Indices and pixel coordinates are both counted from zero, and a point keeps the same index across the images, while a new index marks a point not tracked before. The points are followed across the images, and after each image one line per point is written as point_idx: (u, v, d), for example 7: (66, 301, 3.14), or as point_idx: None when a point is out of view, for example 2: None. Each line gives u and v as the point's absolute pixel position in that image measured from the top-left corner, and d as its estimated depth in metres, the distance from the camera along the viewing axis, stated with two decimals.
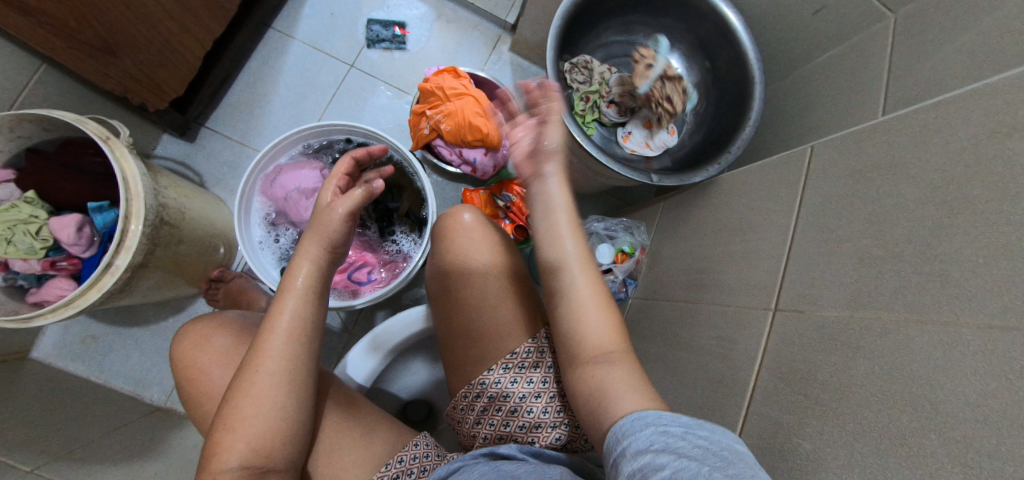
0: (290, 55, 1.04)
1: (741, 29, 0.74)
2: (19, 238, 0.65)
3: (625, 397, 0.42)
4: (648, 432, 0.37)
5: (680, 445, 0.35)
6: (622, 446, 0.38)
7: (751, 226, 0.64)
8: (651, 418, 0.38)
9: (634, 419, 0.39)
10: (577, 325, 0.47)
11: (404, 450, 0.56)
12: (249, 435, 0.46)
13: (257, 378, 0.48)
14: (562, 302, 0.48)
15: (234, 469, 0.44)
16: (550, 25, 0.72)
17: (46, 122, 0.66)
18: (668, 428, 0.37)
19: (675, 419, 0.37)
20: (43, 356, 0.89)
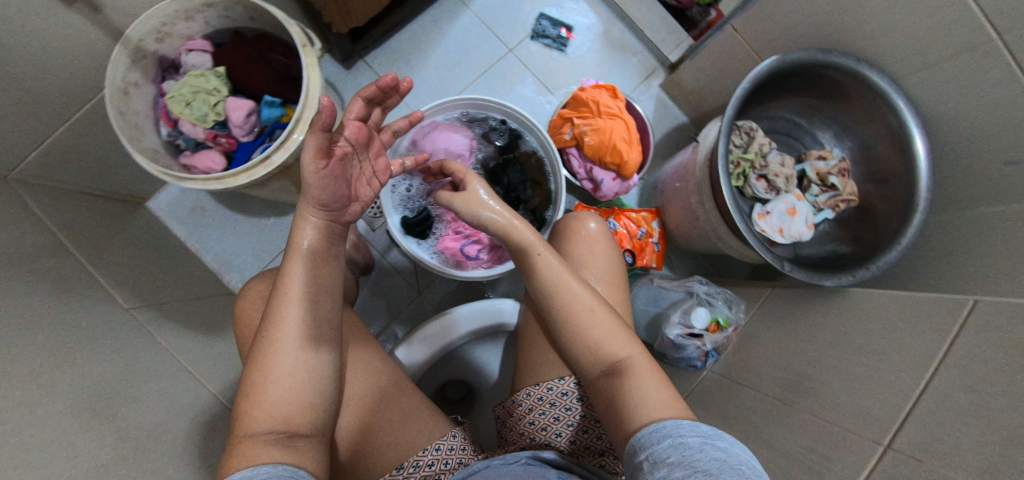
0: (459, 20, 1.06)
1: (924, 156, 0.71)
2: (198, 104, 0.70)
3: (647, 405, 0.47)
4: (668, 442, 0.42)
5: (695, 456, 0.39)
6: (641, 455, 0.43)
7: (875, 354, 0.62)
8: (669, 429, 0.43)
9: (651, 430, 0.44)
10: (596, 338, 0.53)
11: (442, 439, 0.64)
12: (283, 396, 0.45)
13: (275, 345, 0.46)
14: (573, 325, 0.55)
15: (264, 432, 0.43)
16: (737, 86, 0.72)
17: (254, 10, 0.70)
18: (684, 439, 0.41)
19: (693, 431, 0.42)
20: (157, 210, 0.96)
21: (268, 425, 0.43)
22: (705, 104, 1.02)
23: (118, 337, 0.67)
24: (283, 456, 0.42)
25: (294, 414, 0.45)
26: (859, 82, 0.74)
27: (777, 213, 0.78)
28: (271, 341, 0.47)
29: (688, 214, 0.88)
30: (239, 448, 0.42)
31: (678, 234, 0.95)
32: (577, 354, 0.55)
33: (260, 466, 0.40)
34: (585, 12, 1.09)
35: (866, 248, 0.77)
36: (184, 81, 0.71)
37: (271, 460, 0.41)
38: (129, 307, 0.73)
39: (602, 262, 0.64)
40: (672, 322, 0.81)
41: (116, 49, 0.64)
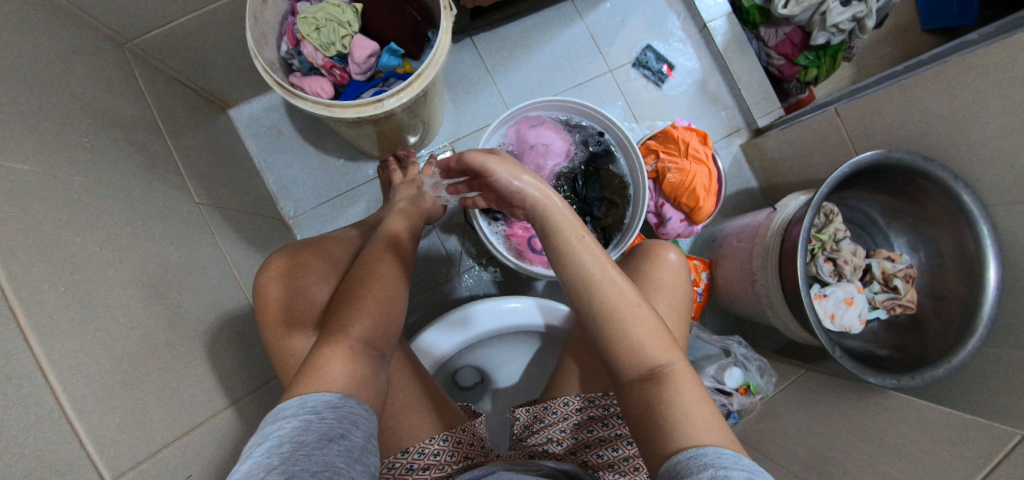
0: (571, 29, 1.08)
1: (994, 287, 0.71)
2: (327, 32, 0.71)
3: (694, 422, 0.44)
4: (708, 472, 0.39)
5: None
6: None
7: (908, 457, 0.62)
8: (710, 458, 0.40)
9: (690, 457, 0.41)
10: (637, 342, 0.50)
11: (453, 431, 0.64)
12: (370, 329, 0.55)
13: (372, 284, 0.60)
14: (617, 325, 0.50)
15: (357, 342, 0.53)
16: (837, 166, 0.73)
17: None
18: (729, 472, 0.39)
19: (738, 465, 0.39)
20: (236, 120, 0.97)
21: (359, 339, 0.53)
22: (781, 176, 1.04)
23: (186, 227, 0.67)
24: (365, 360, 0.52)
25: (379, 342, 0.56)
26: (949, 198, 0.75)
27: (834, 298, 0.79)
28: (363, 286, 0.59)
29: (743, 273, 0.89)
30: (333, 351, 0.51)
31: (724, 291, 0.96)
32: (608, 354, 0.51)
33: (347, 398, 0.47)
34: (690, 56, 1.11)
35: (909, 359, 0.78)
36: (320, 7, 0.72)
37: (357, 361, 0.51)
38: (199, 202, 0.73)
39: (678, 290, 0.70)
40: (705, 373, 0.81)
41: None
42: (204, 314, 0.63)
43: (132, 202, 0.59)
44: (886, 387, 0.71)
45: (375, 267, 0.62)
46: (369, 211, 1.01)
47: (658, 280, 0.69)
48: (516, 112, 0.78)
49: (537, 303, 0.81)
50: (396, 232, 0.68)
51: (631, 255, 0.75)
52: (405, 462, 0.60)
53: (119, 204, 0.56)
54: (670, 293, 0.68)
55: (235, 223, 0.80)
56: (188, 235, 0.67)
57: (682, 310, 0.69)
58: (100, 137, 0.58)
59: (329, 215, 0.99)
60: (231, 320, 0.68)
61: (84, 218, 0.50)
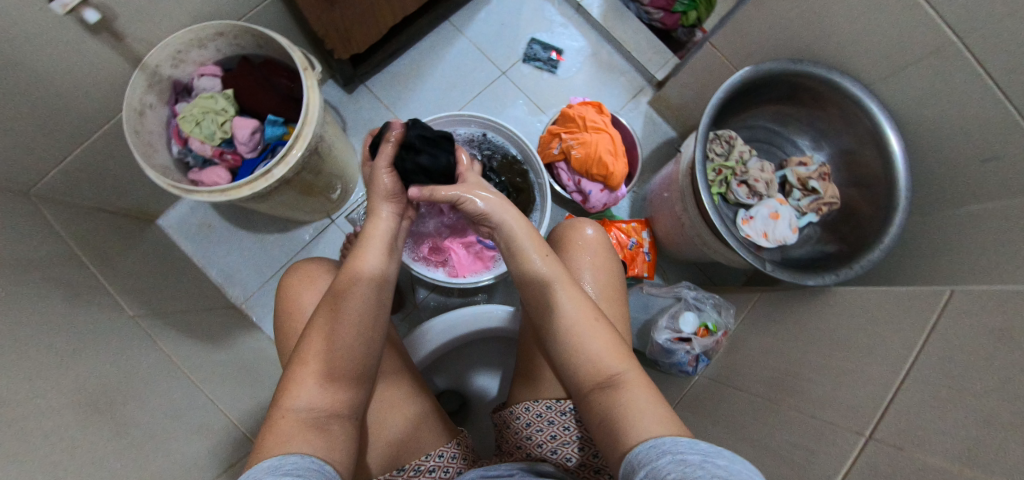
0: (455, 46, 1.12)
1: (901, 158, 0.73)
2: (206, 124, 0.76)
3: (645, 420, 0.47)
4: (666, 458, 0.41)
5: (694, 470, 0.38)
6: (640, 473, 0.42)
7: (859, 346, 0.61)
8: (668, 446, 0.42)
9: (649, 447, 0.44)
10: (593, 351, 0.54)
11: (447, 447, 0.64)
12: (321, 391, 0.50)
13: (322, 340, 0.52)
14: (572, 336, 0.55)
15: (299, 411, 0.48)
16: (713, 94, 0.75)
17: (261, 38, 0.77)
18: (685, 457, 0.40)
19: (692, 448, 0.41)
20: (166, 227, 1.01)
21: (306, 409, 0.48)
22: (691, 118, 1.06)
23: (124, 338, 0.69)
24: (309, 436, 0.47)
25: (331, 403, 0.50)
26: (832, 90, 0.77)
27: (761, 216, 0.80)
28: (316, 346, 0.52)
29: (674, 222, 0.91)
30: (277, 419, 0.48)
31: (667, 243, 0.98)
32: (570, 365, 0.55)
33: (288, 455, 0.43)
34: (574, 36, 1.15)
35: (843, 250, 0.78)
36: (195, 103, 0.77)
37: (301, 443, 0.45)
38: (134, 314, 0.75)
39: (603, 270, 0.71)
40: (661, 327, 0.82)
41: (134, 73, 0.71)
42: (156, 415, 0.64)
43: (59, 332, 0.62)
44: (828, 285, 0.71)
45: (346, 300, 0.54)
46: None
47: (580, 268, 0.70)
48: None
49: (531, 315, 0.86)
50: (359, 275, 0.57)
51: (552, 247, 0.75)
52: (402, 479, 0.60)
53: (54, 329, 0.58)
54: (600, 280, 0.69)
55: (179, 322, 0.83)
56: (127, 339, 0.70)
57: (616, 283, 0.71)
58: (26, 269, 0.61)
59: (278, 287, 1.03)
60: (188, 412, 0.70)
61: (22, 348, 0.52)
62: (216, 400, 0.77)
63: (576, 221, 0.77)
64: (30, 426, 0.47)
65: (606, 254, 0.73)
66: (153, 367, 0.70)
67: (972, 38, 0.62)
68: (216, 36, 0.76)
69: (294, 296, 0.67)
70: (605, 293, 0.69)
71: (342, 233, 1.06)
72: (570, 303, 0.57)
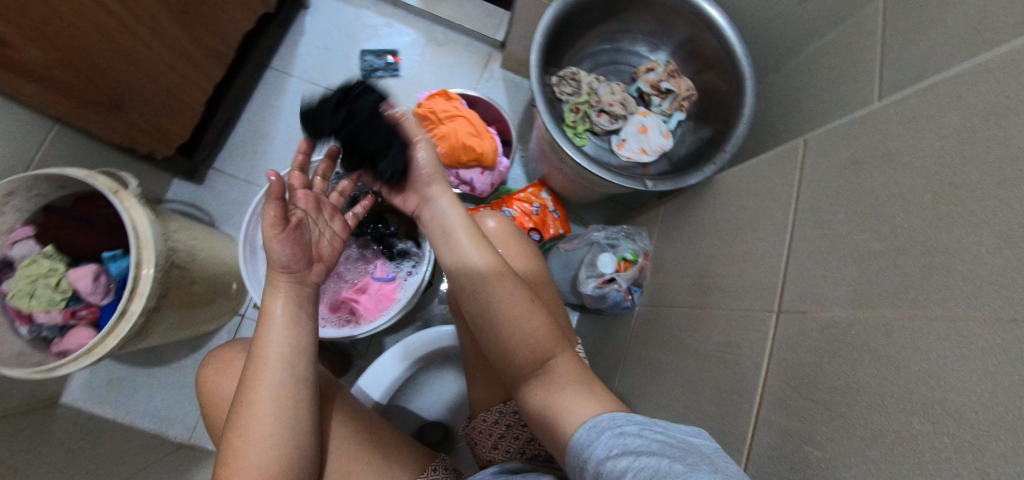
0: (288, 92, 1.05)
1: (728, 28, 0.73)
2: (41, 290, 0.68)
3: (576, 407, 0.47)
4: (606, 436, 0.42)
5: (637, 443, 0.40)
6: (583, 456, 0.43)
7: (749, 226, 0.62)
8: (606, 422, 0.44)
9: (589, 426, 0.45)
10: (527, 342, 0.52)
11: (424, 476, 0.63)
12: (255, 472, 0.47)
13: (255, 409, 0.49)
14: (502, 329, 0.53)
15: None
16: (533, 41, 0.71)
17: (56, 179, 0.69)
18: (623, 429, 0.42)
19: (629, 419, 0.43)
20: (73, 401, 0.93)
21: None
22: None
23: None
24: None
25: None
26: None
27: (631, 136, 0.80)
28: (251, 411, 0.48)
29: (562, 173, 0.89)
30: None
31: (568, 194, 0.97)
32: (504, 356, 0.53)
33: None
34: (402, 31, 1.10)
35: (715, 130, 0.78)
36: (18, 275, 0.69)
37: None
38: None
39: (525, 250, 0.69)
40: (584, 278, 0.81)
41: None
42: None
43: None
44: (711, 176, 0.72)
45: (262, 347, 0.51)
46: None
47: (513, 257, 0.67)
48: (251, 225, 0.78)
49: None
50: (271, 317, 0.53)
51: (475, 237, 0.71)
52: None
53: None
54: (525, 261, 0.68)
55: None
56: None
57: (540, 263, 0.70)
58: None
59: None
60: None
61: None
62: None
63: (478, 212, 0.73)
64: None
65: (516, 241, 0.69)
66: None
67: None
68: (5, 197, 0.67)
69: (215, 387, 0.62)
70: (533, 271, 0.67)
71: (258, 323, 1.00)
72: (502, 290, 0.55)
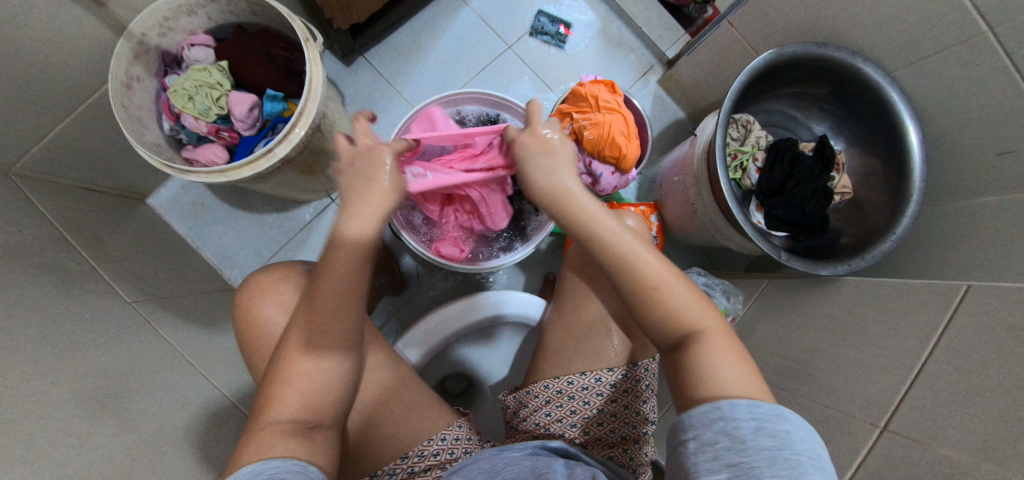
0: (459, 17, 1.06)
1: (918, 147, 0.72)
2: (200, 98, 0.70)
3: (721, 375, 0.43)
4: (719, 426, 0.38)
5: (750, 449, 0.36)
6: (686, 433, 0.40)
7: (869, 336, 0.62)
8: (723, 410, 0.39)
9: (702, 407, 0.40)
10: (672, 312, 0.47)
11: (449, 429, 0.62)
12: (298, 395, 0.46)
13: (295, 338, 0.47)
14: (650, 305, 0.47)
15: (281, 422, 0.44)
16: (736, 77, 0.73)
17: (256, 5, 0.71)
18: (738, 425, 0.38)
19: (748, 416, 0.38)
20: (157, 206, 0.97)
21: (290, 416, 0.44)
22: (702, 99, 1.04)
23: (123, 325, 0.66)
24: (294, 446, 0.43)
25: (309, 407, 0.46)
26: (854, 75, 0.76)
27: (777, 205, 0.79)
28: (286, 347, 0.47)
29: (686, 207, 0.90)
30: (258, 436, 0.43)
31: (676, 227, 0.97)
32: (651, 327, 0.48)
33: (269, 459, 0.40)
34: (583, 9, 1.10)
35: (858, 238, 0.78)
36: (186, 75, 0.71)
37: (286, 457, 0.41)
38: (131, 300, 0.72)
39: None
40: None
41: (118, 42, 0.66)
42: (166, 407, 0.63)
43: (69, 317, 0.59)
44: (840, 274, 0.72)
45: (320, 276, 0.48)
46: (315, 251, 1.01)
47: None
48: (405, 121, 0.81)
49: (535, 301, 0.84)
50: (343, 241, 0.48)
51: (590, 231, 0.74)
52: (405, 467, 0.58)
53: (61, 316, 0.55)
54: None
55: (179, 307, 0.80)
56: (127, 324, 0.67)
57: None
58: (16, 260, 0.57)
59: None
60: (192, 401, 0.68)
61: (24, 342, 0.50)
62: (219, 386, 0.76)
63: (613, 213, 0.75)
64: (42, 427, 0.45)
65: None
66: (157, 356, 0.68)
67: (1001, 29, 0.61)
68: (207, 1, 0.70)
69: (258, 309, 0.59)
70: None
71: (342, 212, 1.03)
72: (634, 259, 0.48)
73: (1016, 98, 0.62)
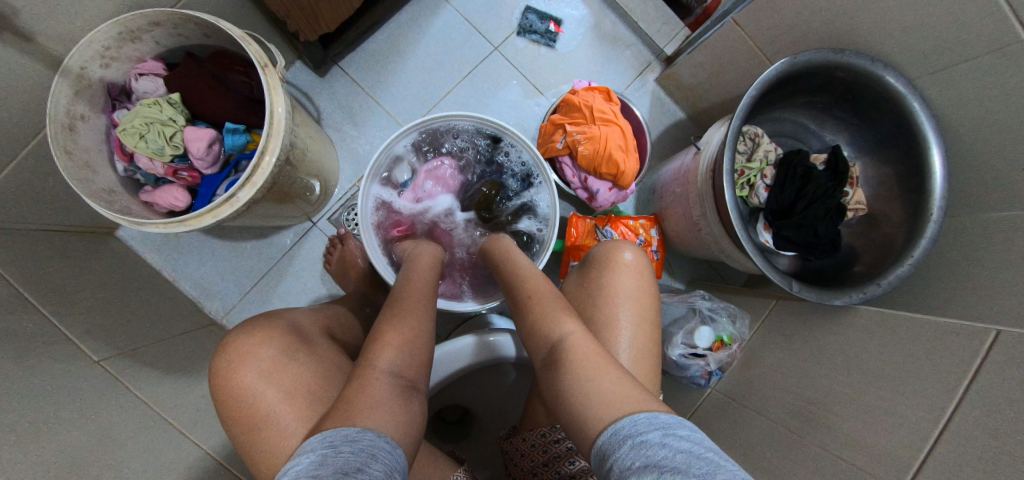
0: (440, 17, 0.98)
1: (940, 162, 0.66)
2: (153, 137, 0.63)
3: (592, 400, 0.43)
4: (630, 443, 0.38)
5: (660, 454, 0.36)
6: (606, 464, 0.38)
7: (888, 381, 0.58)
8: (630, 427, 0.39)
9: (610, 431, 0.40)
10: (552, 336, 0.52)
11: None
12: (379, 402, 0.44)
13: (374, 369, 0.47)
14: (539, 330, 0.53)
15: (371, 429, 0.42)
16: (743, 92, 0.66)
17: (207, 27, 0.64)
18: (644, 436, 0.37)
19: (651, 424, 0.38)
20: (127, 239, 0.91)
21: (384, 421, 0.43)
22: (705, 100, 0.96)
23: (93, 390, 0.62)
24: (390, 442, 0.42)
25: (398, 413, 0.45)
26: (871, 83, 0.69)
27: (786, 225, 0.74)
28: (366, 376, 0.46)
29: (689, 224, 0.85)
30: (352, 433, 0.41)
31: (679, 242, 0.92)
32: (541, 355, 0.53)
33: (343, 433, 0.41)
34: (574, 3, 1.01)
35: (873, 260, 0.73)
36: (135, 112, 0.64)
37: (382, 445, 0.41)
38: (101, 357, 0.67)
39: (636, 291, 0.65)
40: (675, 342, 0.77)
41: (54, 80, 0.58)
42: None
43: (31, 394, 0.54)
44: (855, 303, 0.67)
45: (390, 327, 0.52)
46: (299, 278, 0.96)
47: (622, 292, 0.64)
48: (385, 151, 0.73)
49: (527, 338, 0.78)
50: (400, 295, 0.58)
51: (586, 264, 0.70)
52: None
53: (17, 400, 0.51)
54: (636, 315, 0.63)
55: (156, 356, 0.76)
56: (98, 388, 0.63)
57: (653, 319, 0.64)
58: None
59: (260, 300, 0.95)
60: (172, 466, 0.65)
61: None
62: (202, 440, 0.72)
63: (613, 243, 0.70)
64: None
65: (647, 282, 0.66)
66: (132, 420, 0.64)
67: None
68: (151, 27, 0.62)
69: (229, 376, 0.51)
70: (637, 321, 0.62)
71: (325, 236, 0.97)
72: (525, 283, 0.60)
73: None
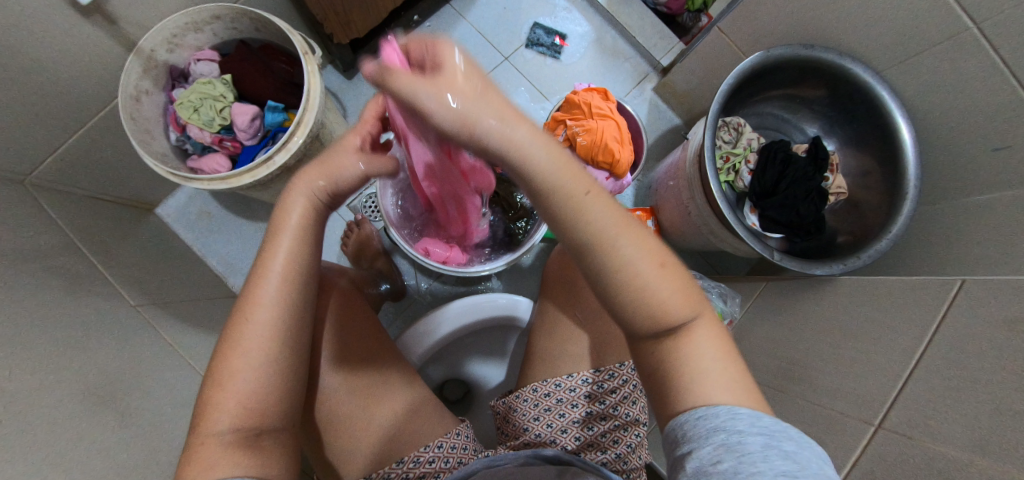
0: (457, 31, 1.10)
1: (911, 144, 0.72)
2: (205, 110, 0.74)
3: (709, 375, 0.40)
4: (719, 437, 0.36)
5: (756, 465, 0.33)
6: (686, 447, 0.37)
7: (863, 336, 0.61)
8: (723, 422, 0.37)
9: (700, 415, 0.38)
10: (659, 305, 0.39)
11: (445, 437, 0.61)
12: (242, 403, 0.42)
13: (243, 330, 0.43)
14: (627, 297, 0.38)
15: (224, 433, 0.40)
16: (723, 80, 0.74)
17: (259, 21, 0.75)
18: (742, 438, 0.35)
19: (753, 429, 0.35)
20: (165, 216, 1.00)
21: (232, 425, 0.41)
22: (696, 105, 1.05)
23: (130, 327, 0.68)
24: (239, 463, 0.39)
25: (258, 417, 0.42)
26: (843, 76, 0.76)
27: (769, 205, 0.79)
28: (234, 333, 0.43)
29: (681, 211, 0.91)
30: (197, 447, 0.40)
31: (673, 232, 0.98)
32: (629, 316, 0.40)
33: None
34: (578, 20, 1.13)
35: (854, 237, 0.77)
36: (191, 88, 0.75)
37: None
38: (137, 303, 0.74)
39: None
40: None
41: (129, 57, 0.69)
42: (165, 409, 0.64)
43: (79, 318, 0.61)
44: (836, 273, 0.71)
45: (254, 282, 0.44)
46: None
47: None
48: None
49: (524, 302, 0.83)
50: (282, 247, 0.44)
51: None
52: (399, 473, 0.57)
53: (66, 316, 0.57)
54: None
55: (185, 313, 0.83)
56: (134, 327, 0.70)
57: None
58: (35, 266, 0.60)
59: None
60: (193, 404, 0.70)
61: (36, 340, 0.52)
62: None
63: None
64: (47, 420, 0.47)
65: None
66: (159, 359, 0.70)
67: (986, 25, 0.61)
68: (212, 19, 0.74)
69: None
70: None
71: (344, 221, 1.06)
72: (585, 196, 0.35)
73: (1007, 94, 0.62)
